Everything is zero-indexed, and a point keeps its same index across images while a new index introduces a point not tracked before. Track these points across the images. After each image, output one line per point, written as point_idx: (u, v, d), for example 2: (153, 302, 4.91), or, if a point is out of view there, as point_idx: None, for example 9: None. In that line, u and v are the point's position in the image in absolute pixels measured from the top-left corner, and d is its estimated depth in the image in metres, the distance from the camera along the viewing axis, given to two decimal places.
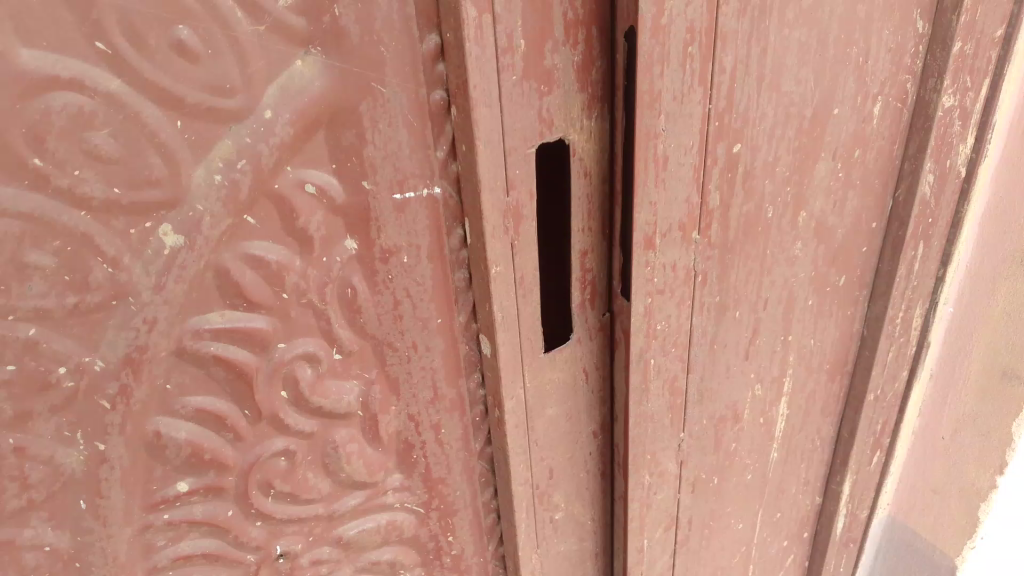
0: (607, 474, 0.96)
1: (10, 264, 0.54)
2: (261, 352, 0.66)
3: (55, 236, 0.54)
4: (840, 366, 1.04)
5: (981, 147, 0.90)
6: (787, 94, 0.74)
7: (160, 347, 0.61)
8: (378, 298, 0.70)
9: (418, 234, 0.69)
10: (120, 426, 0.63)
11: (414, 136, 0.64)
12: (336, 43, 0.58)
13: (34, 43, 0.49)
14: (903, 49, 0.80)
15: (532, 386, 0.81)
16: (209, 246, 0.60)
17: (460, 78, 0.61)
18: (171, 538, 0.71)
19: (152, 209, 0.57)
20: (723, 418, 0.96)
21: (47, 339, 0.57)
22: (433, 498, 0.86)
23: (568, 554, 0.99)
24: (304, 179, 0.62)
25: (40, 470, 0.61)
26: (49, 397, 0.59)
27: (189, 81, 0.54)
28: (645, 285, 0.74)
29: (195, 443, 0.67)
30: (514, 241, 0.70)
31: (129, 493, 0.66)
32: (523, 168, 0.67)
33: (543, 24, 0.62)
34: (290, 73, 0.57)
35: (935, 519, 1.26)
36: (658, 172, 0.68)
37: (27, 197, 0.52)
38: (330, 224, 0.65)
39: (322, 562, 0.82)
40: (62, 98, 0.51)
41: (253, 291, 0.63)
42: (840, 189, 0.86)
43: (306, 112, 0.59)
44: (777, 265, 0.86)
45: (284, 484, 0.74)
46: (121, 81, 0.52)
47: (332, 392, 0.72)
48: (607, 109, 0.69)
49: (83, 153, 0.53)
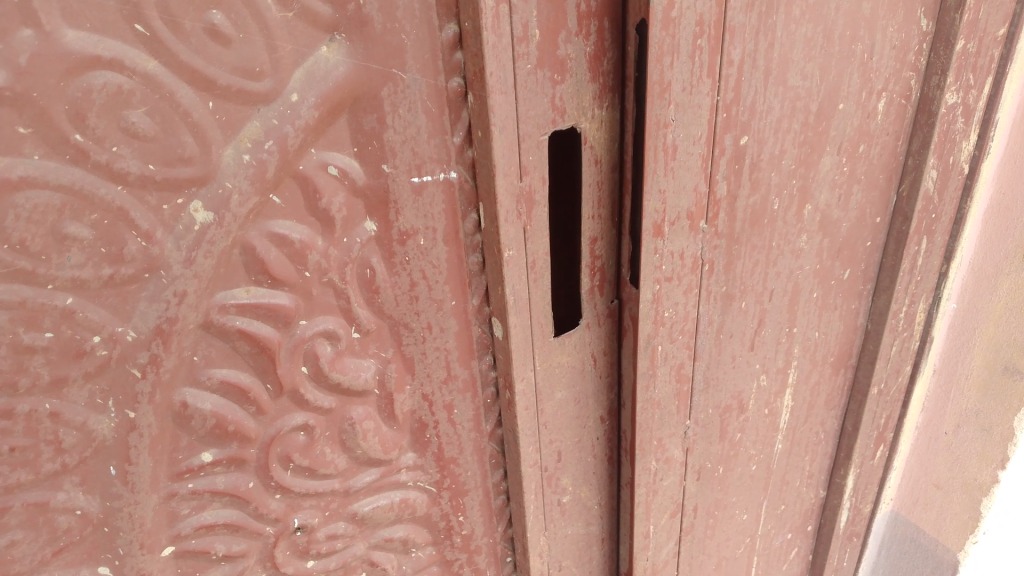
0: (614, 460, 0.98)
1: (50, 235, 0.57)
2: (284, 327, 0.69)
3: (93, 209, 0.58)
4: (844, 359, 1.06)
5: (984, 143, 0.92)
6: (793, 88, 0.77)
7: (188, 320, 0.64)
8: (395, 279, 0.73)
9: (434, 217, 0.72)
10: (149, 395, 0.66)
11: (432, 122, 0.67)
12: (360, 30, 0.61)
13: (79, 25, 0.52)
14: (907, 46, 0.83)
15: (542, 369, 0.83)
16: (237, 223, 0.63)
17: (477, 66, 0.63)
18: (194, 507, 0.74)
19: (184, 186, 0.60)
20: (728, 407, 0.98)
21: (83, 308, 0.60)
22: (445, 478, 0.89)
23: (575, 538, 1.01)
24: (327, 161, 0.65)
25: (73, 435, 0.65)
26: (83, 363, 0.62)
27: (221, 64, 0.57)
28: (653, 272, 0.77)
29: (219, 414, 0.70)
30: (526, 225, 0.72)
31: (156, 461, 0.70)
32: (536, 154, 0.69)
33: (557, 16, 0.65)
34: (316, 58, 0.60)
35: (937, 515, 1.27)
36: (667, 161, 0.71)
37: (69, 170, 0.56)
38: (351, 206, 0.68)
39: (337, 537, 0.85)
40: (103, 78, 0.54)
41: (277, 268, 0.66)
42: (846, 182, 0.88)
43: (331, 96, 0.62)
44: (783, 257, 0.88)
45: (302, 458, 0.77)
46: (158, 62, 0.55)
47: (349, 369, 0.75)
48: (617, 99, 0.72)
49: (121, 130, 0.56)
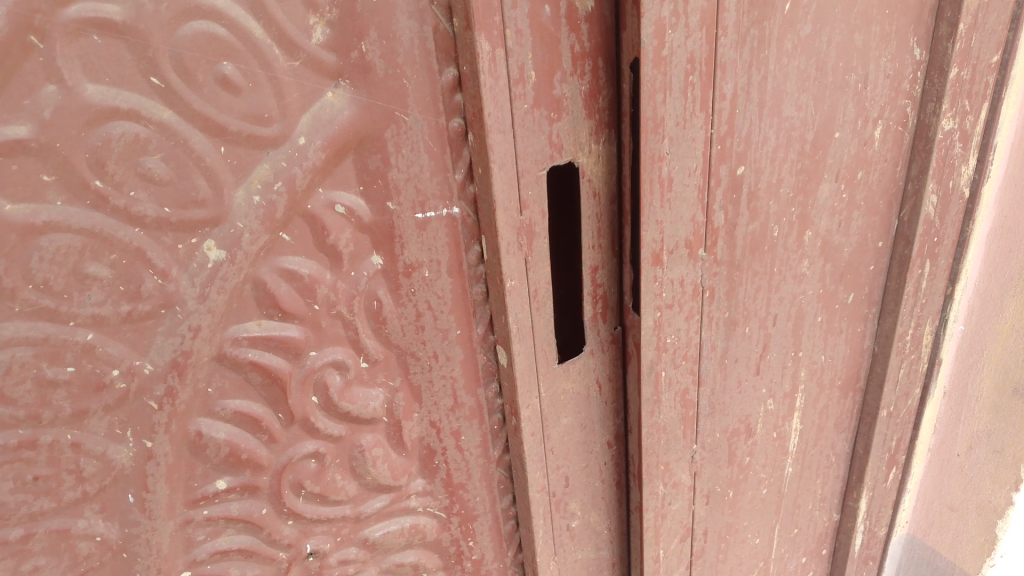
0: (623, 485, 0.99)
1: (72, 275, 0.60)
2: (294, 359, 0.72)
3: (111, 250, 0.61)
4: (852, 382, 1.07)
5: (983, 167, 0.93)
6: (788, 119, 0.78)
7: (203, 353, 0.67)
8: (402, 310, 0.75)
9: (438, 250, 0.74)
10: (166, 425, 0.69)
11: (434, 160, 0.70)
12: (363, 76, 0.64)
13: (98, 79, 0.56)
14: (901, 75, 0.84)
15: (548, 396, 0.85)
16: (248, 260, 0.66)
17: (476, 107, 0.66)
18: (209, 533, 0.76)
19: (198, 227, 0.63)
20: (735, 431, 0.98)
21: (102, 343, 0.64)
22: (454, 504, 0.90)
23: (585, 562, 1.02)
24: (334, 200, 0.68)
25: (93, 465, 0.68)
26: (103, 396, 0.65)
27: (232, 111, 0.61)
28: (654, 299, 0.78)
29: (233, 443, 0.72)
30: (528, 256, 0.74)
31: (173, 489, 0.72)
32: (535, 189, 0.72)
33: (552, 56, 0.67)
34: (322, 103, 0.64)
35: (952, 537, 1.26)
36: (663, 192, 0.73)
37: (89, 214, 0.59)
38: (357, 241, 0.70)
39: (349, 562, 0.87)
40: (121, 127, 0.57)
41: (287, 302, 0.69)
42: (845, 209, 0.89)
43: (336, 138, 0.65)
44: (785, 282, 0.89)
45: (313, 485, 0.79)
46: (172, 111, 0.59)
47: (359, 398, 0.77)
48: (614, 134, 0.74)
49: (137, 176, 0.59)
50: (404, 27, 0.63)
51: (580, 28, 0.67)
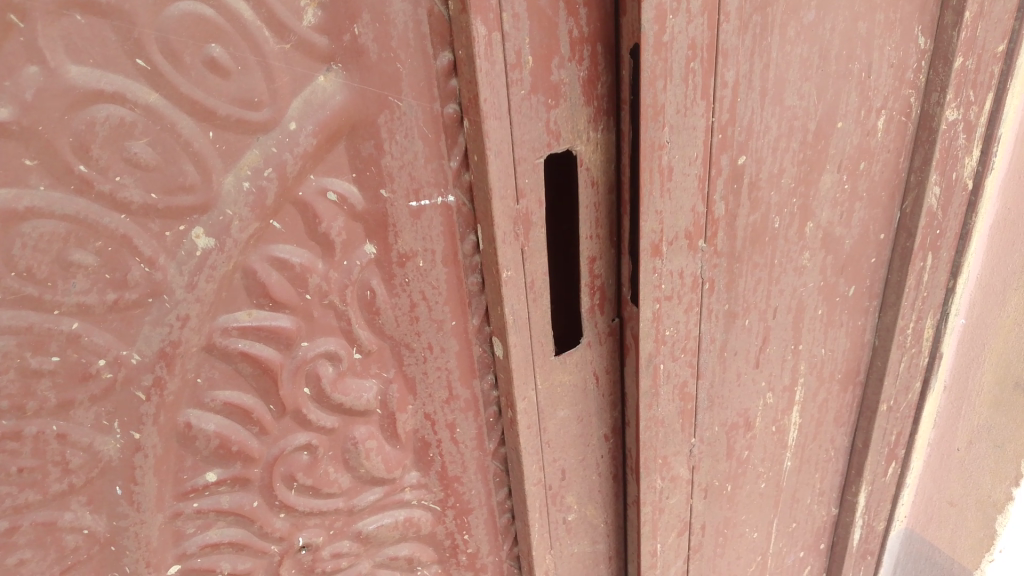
0: (620, 478, 0.98)
1: (56, 262, 0.59)
2: (285, 349, 0.70)
3: (96, 237, 0.59)
4: (852, 375, 1.05)
5: (987, 159, 0.92)
6: (790, 108, 0.77)
7: (191, 343, 0.66)
8: (395, 300, 0.74)
9: (433, 239, 0.72)
10: (154, 416, 0.67)
11: (429, 147, 0.68)
12: (355, 60, 0.62)
13: (82, 60, 0.54)
14: (906, 64, 0.83)
15: (544, 388, 0.84)
16: (238, 248, 0.64)
17: (472, 92, 0.64)
18: (199, 526, 0.75)
19: (186, 214, 0.62)
20: (734, 425, 0.97)
21: (88, 332, 0.62)
22: (449, 497, 0.89)
23: (582, 556, 1.01)
24: (326, 187, 0.66)
25: (80, 456, 0.66)
26: (89, 386, 0.64)
27: (221, 95, 0.59)
28: (652, 290, 0.77)
29: (223, 435, 0.71)
30: (524, 246, 0.73)
31: (161, 481, 0.71)
32: (532, 177, 0.70)
33: (550, 41, 0.66)
34: (313, 88, 0.62)
35: (952, 531, 1.25)
36: (663, 181, 0.71)
37: (73, 200, 0.57)
38: (350, 229, 0.69)
39: (342, 556, 0.86)
40: (106, 111, 0.56)
41: (278, 291, 0.67)
42: (848, 200, 0.88)
43: (328, 124, 0.63)
44: (786, 274, 0.88)
45: (306, 478, 0.78)
46: (159, 95, 0.57)
47: (352, 389, 0.76)
48: (613, 122, 0.73)
49: (123, 160, 0.58)
50: (398, 10, 0.62)
51: (579, 12, 0.66)
